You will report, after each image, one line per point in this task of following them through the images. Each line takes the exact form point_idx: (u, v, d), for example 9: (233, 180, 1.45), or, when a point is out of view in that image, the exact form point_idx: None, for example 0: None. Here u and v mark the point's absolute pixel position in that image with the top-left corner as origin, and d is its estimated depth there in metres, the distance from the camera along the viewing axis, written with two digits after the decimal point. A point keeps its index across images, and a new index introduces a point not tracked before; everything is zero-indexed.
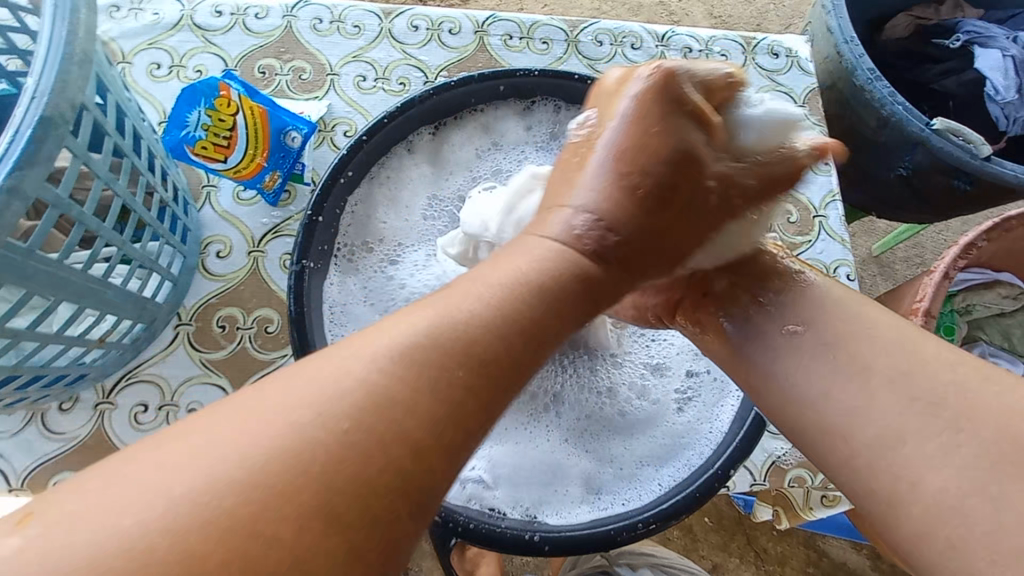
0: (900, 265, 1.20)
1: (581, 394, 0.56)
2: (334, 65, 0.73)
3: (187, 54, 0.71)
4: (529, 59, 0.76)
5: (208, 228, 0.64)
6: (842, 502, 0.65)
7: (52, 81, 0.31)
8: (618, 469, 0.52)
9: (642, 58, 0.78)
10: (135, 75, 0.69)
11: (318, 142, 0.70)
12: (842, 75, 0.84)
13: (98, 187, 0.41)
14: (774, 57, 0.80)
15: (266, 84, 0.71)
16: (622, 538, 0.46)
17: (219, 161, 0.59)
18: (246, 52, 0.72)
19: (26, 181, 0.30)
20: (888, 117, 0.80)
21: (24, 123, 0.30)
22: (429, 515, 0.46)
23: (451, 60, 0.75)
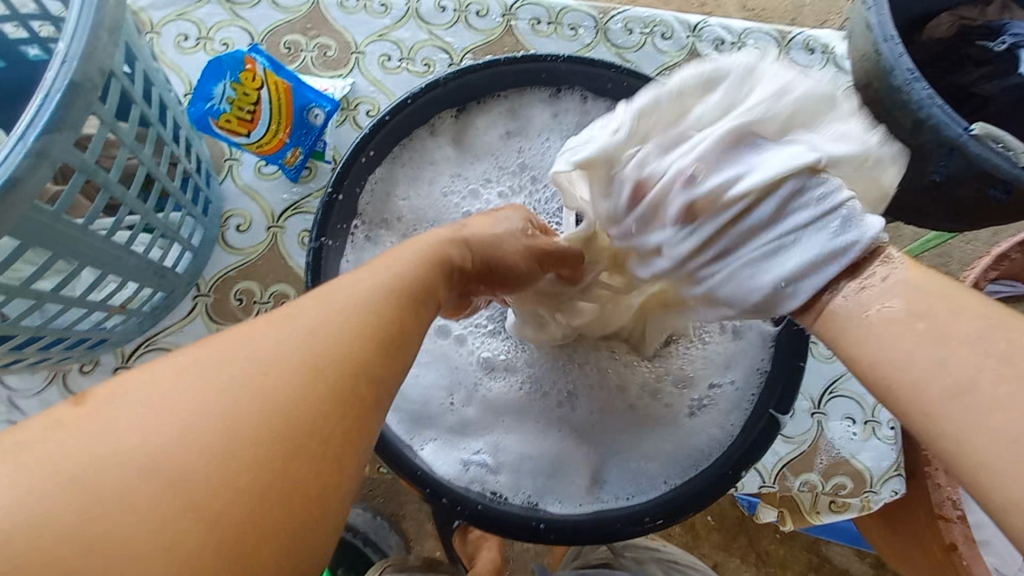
0: None
1: (590, 392, 0.54)
2: (359, 44, 0.72)
3: (215, 27, 0.71)
4: (556, 45, 0.75)
5: (229, 202, 0.65)
6: (851, 509, 0.64)
7: (82, 45, 0.31)
8: (624, 465, 0.52)
9: (671, 48, 0.76)
10: (163, 46, 0.69)
11: (341, 120, 0.69)
12: (879, 74, 0.81)
13: (123, 155, 0.42)
14: (809, 52, 0.77)
15: (291, 60, 0.71)
16: (626, 530, 0.46)
17: (242, 135, 0.60)
18: (273, 27, 0.72)
19: (54, 145, 0.30)
20: (924, 120, 0.78)
21: (53, 86, 0.30)
22: (437, 496, 0.46)
23: (477, 42, 0.74)
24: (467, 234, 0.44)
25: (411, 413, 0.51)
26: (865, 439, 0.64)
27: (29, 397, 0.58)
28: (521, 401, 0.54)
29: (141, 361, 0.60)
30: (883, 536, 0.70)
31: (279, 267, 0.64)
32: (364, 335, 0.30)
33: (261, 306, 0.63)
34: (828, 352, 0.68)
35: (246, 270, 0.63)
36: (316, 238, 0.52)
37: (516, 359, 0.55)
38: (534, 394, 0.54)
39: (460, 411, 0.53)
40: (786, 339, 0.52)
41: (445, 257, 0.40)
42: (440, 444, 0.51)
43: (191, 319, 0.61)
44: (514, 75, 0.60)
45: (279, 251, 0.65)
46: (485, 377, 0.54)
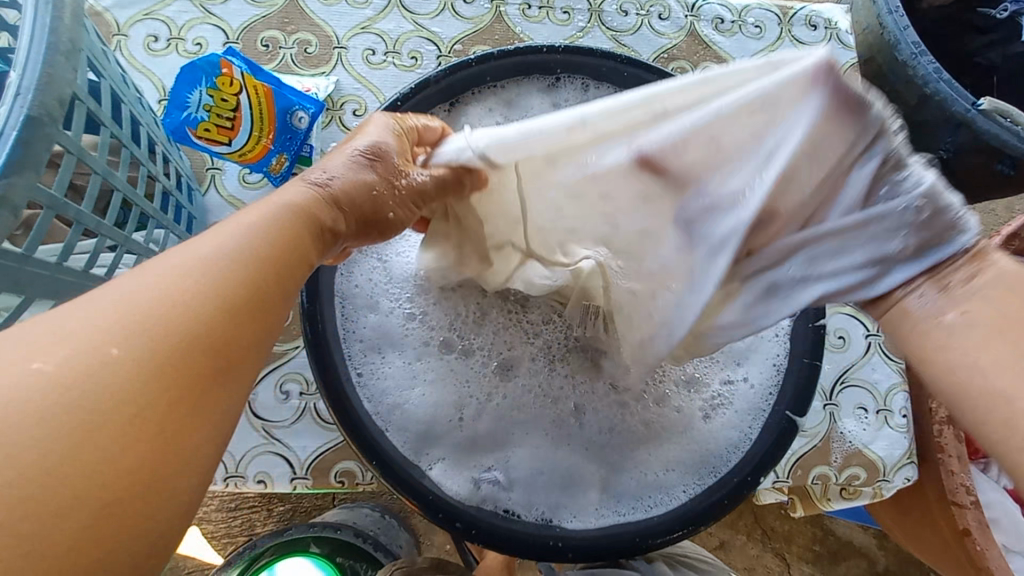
0: None
1: (602, 401, 0.53)
2: (341, 38, 0.68)
3: (186, 25, 0.66)
4: (549, 30, 0.71)
5: (214, 214, 0.62)
6: (862, 496, 0.64)
7: (37, 74, 0.28)
8: (642, 476, 0.50)
9: (669, 29, 0.72)
10: (132, 49, 0.65)
11: (327, 121, 0.66)
12: (882, 48, 0.78)
13: (95, 181, 0.38)
14: (812, 28, 0.74)
15: (270, 58, 0.67)
16: (647, 545, 0.46)
17: (223, 144, 0.56)
18: (248, 23, 0.67)
19: (15, 188, 0.27)
20: (930, 95, 0.75)
21: (8, 123, 0.27)
22: (449, 521, 0.45)
23: (465, 31, 0.70)
24: (335, 188, 0.37)
25: (417, 433, 0.49)
26: (878, 428, 0.64)
27: None
28: (532, 407, 0.52)
29: None
30: (891, 517, 0.70)
31: None
32: (254, 246, 0.30)
33: None
34: (839, 342, 0.66)
35: None
36: None
37: (520, 363, 0.53)
38: (540, 400, 0.52)
39: (467, 424, 0.51)
40: (803, 335, 0.51)
41: (312, 202, 0.35)
42: (449, 462, 0.49)
43: None
44: (506, 68, 0.56)
45: None
46: (486, 384, 0.52)
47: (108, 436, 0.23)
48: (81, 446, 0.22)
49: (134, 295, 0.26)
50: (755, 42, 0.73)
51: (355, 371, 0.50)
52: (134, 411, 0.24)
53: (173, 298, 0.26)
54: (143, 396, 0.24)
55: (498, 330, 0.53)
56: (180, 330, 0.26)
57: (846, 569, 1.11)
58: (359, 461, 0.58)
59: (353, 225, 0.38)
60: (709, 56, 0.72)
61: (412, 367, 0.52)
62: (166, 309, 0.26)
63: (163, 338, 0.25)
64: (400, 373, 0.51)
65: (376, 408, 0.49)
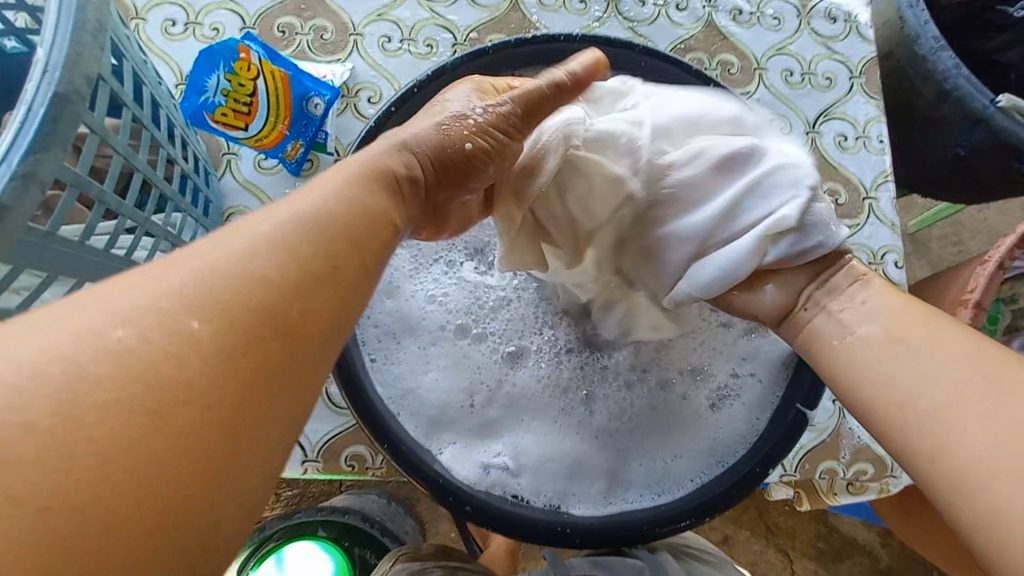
0: (935, 244, 1.16)
1: (609, 391, 0.53)
2: (357, 25, 0.68)
3: (203, 10, 0.67)
4: (565, 20, 0.71)
5: (229, 199, 0.62)
6: (869, 492, 0.64)
7: (65, 53, 0.28)
8: (649, 466, 0.50)
9: (687, 20, 0.72)
10: (150, 33, 0.65)
11: (342, 108, 0.66)
12: (902, 43, 0.77)
13: (117, 162, 0.39)
14: (831, 22, 0.73)
15: (286, 44, 0.67)
16: (654, 533, 0.46)
17: (239, 129, 0.57)
18: (264, 9, 0.68)
19: (43, 165, 0.28)
20: (948, 91, 0.74)
21: (37, 101, 0.27)
22: (460, 505, 0.45)
23: (481, 19, 0.70)
24: (413, 140, 0.39)
25: (429, 418, 0.50)
26: None
27: None
28: (543, 396, 0.53)
29: None
30: (899, 516, 0.70)
31: None
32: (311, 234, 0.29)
33: None
34: None
35: None
36: None
37: (533, 352, 0.54)
38: (551, 389, 0.53)
39: (479, 410, 0.52)
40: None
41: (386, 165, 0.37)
42: (459, 448, 0.49)
43: None
44: (522, 57, 0.56)
45: None
46: (498, 373, 0.53)
47: (163, 447, 0.22)
48: (130, 463, 0.21)
49: (190, 290, 0.25)
50: (774, 35, 0.72)
51: (369, 354, 0.50)
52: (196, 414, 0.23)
53: (242, 284, 0.26)
54: (215, 387, 0.24)
55: (510, 320, 0.54)
56: (247, 312, 0.26)
57: (848, 566, 1.12)
58: (370, 445, 0.59)
59: (432, 168, 0.39)
60: (725, 48, 0.71)
61: (425, 353, 0.52)
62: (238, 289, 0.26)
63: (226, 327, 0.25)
64: (413, 357, 0.52)
65: (388, 391, 0.49)
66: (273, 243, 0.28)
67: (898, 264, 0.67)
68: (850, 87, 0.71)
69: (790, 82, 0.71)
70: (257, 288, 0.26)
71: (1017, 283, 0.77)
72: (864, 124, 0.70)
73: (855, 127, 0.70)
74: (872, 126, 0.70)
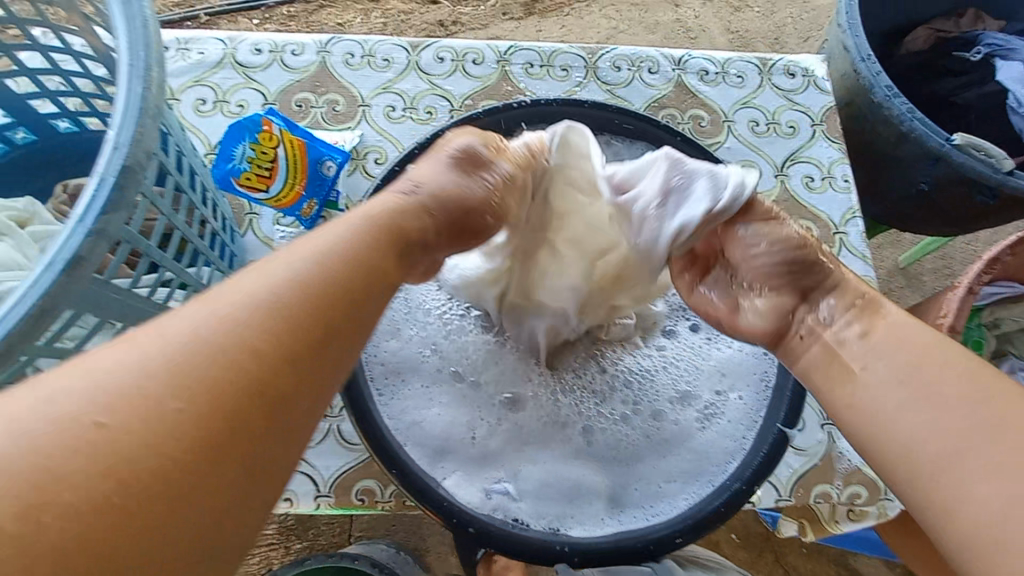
0: (926, 277, 1.20)
1: (603, 418, 0.57)
2: (365, 97, 0.77)
3: (231, 90, 0.76)
4: (551, 86, 0.79)
5: (251, 253, 0.69)
6: (868, 517, 0.65)
7: (131, 132, 0.35)
8: (645, 488, 0.53)
9: (659, 81, 0.80)
10: (183, 111, 0.74)
11: (352, 170, 0.74)
12: (860, 92, 0.85)
13: (162, 222, 0.45)
14: (790, 77, 0.81)
15: (302, 116, 0.75)
16: (650, 551, 0.47)
17: (261, 191, 0.64)
18: (284, 86, 0.77)
19: (111, 223, 0.33)
20: (906, 133, 0.81)
21: (108, 171, 0.34)
22: (463, 526, 0.47)
23: (475, 88, 0.78)
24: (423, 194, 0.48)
25: (433, 448, 0.53)
26: None
27: None
28: (543, 428, 0.56)
29: None
30: (906, 545, 0.70)
31: None
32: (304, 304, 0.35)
33: None
34: None
35: None
36: None
37: (530, 390, 0.58)
38: (547, 422, 0.56)
39: (482, 437, 0.55)
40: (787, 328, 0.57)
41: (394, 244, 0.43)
42: (462, 475, 0.52)
43: None
44: (506, 121, 0.63)
45: None
46: (500, 407, 0.57)
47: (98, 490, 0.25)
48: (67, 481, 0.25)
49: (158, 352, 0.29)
50: (739, 90, 0.80)
51: (377, 391, 0.54)
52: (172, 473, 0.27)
53: (234, 349, 0.31)
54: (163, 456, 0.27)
55: (506, 366, 0.59)
56: (261, 395, 0.31)
57: None
58: (379, 479, 0.62)
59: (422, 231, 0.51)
60: (696, 104, 0.79)
61: (429, 388, 0.56)
62: (230, 342, 0.31)
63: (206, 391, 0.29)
64: (418, 394, 0.56)
65: (395, 423, 0.53)
66: (209, 325, 0.31)
67: None
68: (813, 133, 0.78)
69: (757, 131, 0.78)
70: (212, 359, 0.30)
71: (996, 308, 0.80)
72: (829, 165, 0.77)
73: (820, 169, 0.77)
74: (836, 167, 0.77)
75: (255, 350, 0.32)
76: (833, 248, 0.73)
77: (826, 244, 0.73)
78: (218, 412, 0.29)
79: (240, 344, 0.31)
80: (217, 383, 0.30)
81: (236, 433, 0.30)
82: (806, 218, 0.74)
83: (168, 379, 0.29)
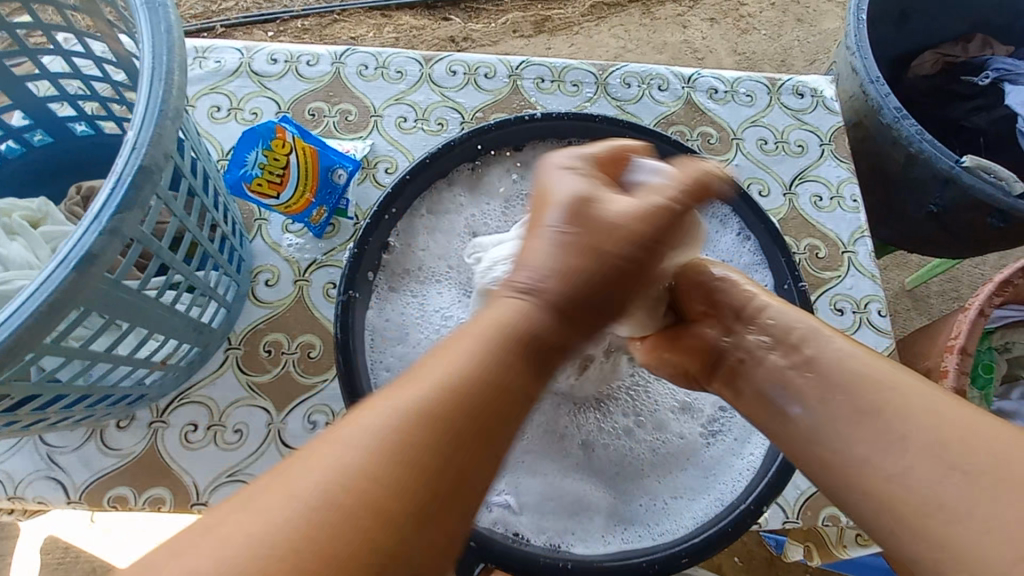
0: (933, 299, 1.20)
1: (607, 433, 0.56)
2: (377, 107, 0.78)
3: (245, 97, 0.77)
4: (561, 100, 0.80)
5: (259, 258, 0.69)
6: (877, 542, 0.64)
7: (150, 134, 0.35)
8: (650, 505, 0.52)
9: (668, 99, 0.81)
10: (198, 117, 0.75)
11: (362, 178, 0.74)
12: (868, 113, 0.85)
13: (173, 224, 0.45)
14: (799, 97, 0.82)
15: (315, 125, 0.76)
16: (654, 571, 0.46)
17: (272, 197, 0.64)
18: (298, 96, 0.78)
19: (126, 223, 0.33)
20: (915, 155, 0.81)
21: (125, 171, 0.34)
22: (465, 540, 0.46)
23: (486, 101, 0.79)
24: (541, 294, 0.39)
25: None
26: None
27: (68, 453, 0.59)
28: (548, 443, 0.55)
29: (175, 414, 0.62)
30: None
31: (305, 318, 0.67)
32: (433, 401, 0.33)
33: (289, 356, 0.65)
34: None
35: (274, 322, 0.66)
36: (344, 291, 0.53)
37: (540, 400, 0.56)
38: (552, 434, 0.55)
39: None
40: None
41: (503, 326, 0.37)
42: None
43: (222, 372, 0.64)
44: (521, 132, 0.64)
45: (304, 303, 0.68)
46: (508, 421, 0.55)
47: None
48: None
49: (324, 469, 0.29)
50: (748, 109, 0.81)
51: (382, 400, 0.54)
52: (292, 555, 0.26)
53: (381, 465, 0.30)
54: (310, 544, 0.27)
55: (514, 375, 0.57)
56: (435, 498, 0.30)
57: None
58: None
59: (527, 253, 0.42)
60: (705, 122, 0.80)
61: None
62: (410, 452, 0.31)
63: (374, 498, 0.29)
64: None
65: None
66: (358, 443, 0.30)
67: (882, 312, 0.71)
68: (821, 152, 0.78)
69: (765, 150, 0.78)
70: (386, 471, 0.30)
71: (1006, 331, 0.79)
72: (837, 184, 0.77)
73: (829, 188, 0.77)
74: (845, 186, 0.77)
75: (380, 470, 0.30)
76: (841, 267, 0.73)
77: (834, 263, 0.73)
78: (383, 534, 0.28)
79: (360, 477, 0.29)
80: (381, 500, 0.29)
81: (401, 561, 0.28)
82: (814, 236, 0.74)
83: (340, 486, 0.29)
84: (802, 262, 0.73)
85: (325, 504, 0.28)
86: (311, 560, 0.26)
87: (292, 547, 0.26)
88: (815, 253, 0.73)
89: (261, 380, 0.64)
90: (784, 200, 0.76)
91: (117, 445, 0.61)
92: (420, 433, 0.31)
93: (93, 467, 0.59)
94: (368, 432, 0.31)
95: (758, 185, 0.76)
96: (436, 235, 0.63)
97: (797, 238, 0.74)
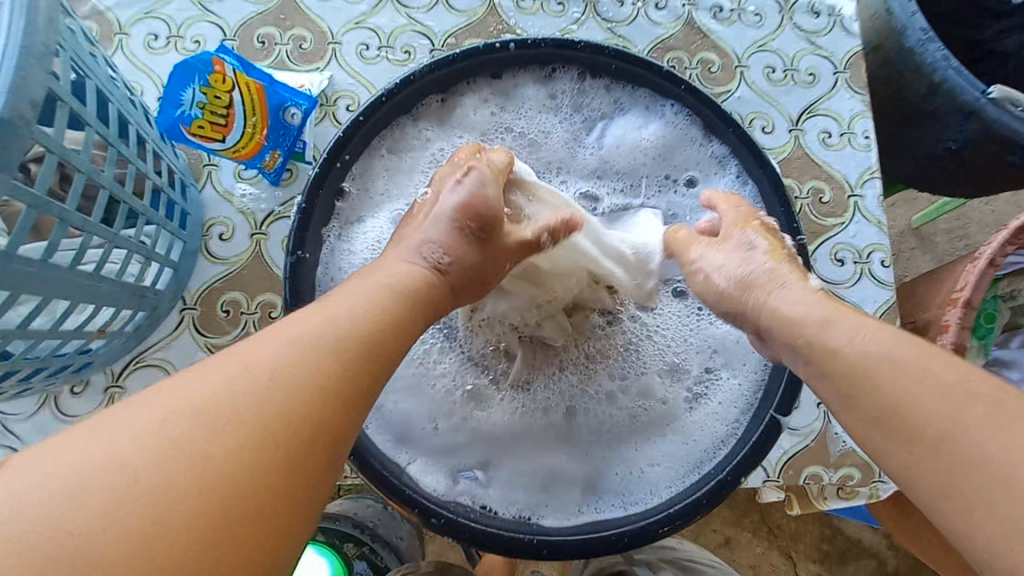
0: (939, 238, 1.14)
1: (585, 400, 0.53)
2: (335, 33, 0.69)
3: (184, 23, 0.67)
4: (544, 22, 0.70)
5: (211, 210, 0.63)
6: (859, 497, 0.63)
7: (10, 76, 0.29)
8: (626, 473, 0.50)
9: (667, 19, 0.71)
10: (132, 47, 0.66)
11: (320, 117, 0.67)
12: (890, 35, 0.75)
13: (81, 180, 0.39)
14: (815, 16, 0.72)
15: (265, 55, 0.67)
16: (623, 544, 0.44)
17: (217, 141, 0.57)
18: (244, 20, 0.68)
19: None
20: (937, 84, 0.73)
21: None
22: (426, 516, 0.44)
23: (459, 24, 0.70)
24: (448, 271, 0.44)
25: (397, 432, 0.50)
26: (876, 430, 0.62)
27: (23, 420, 0.57)
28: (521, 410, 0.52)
29: (132, 378, 0.59)
30: (894, 521, 0.68)
31: (265, 276, 0.62)
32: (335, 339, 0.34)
33: (250, 317, 0.61)
34: None
35: (232, 280, 0.62)
36: (293, 251, 0.48)
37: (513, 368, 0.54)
38: (530, 408, 0.52)
39: (462, 419, 0.51)
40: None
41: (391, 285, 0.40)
42: (424, 462, 0.49)
43: (179, 334, 0.60)
44: (498, 59, 0.55)
45: (263, 259, 0.63)
46: (483, 391, 0.53)
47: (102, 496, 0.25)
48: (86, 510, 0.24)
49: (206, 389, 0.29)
50: (756, 31, 0.71)
51: None
52: (159, 469, 0.26)
53: (274, 389, 0.30)
54: (179, 462, 0.27)
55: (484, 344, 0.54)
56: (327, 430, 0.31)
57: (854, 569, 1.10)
58: None
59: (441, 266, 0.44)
60: (707, 46, 0.71)
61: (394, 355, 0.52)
62: (312, 378, 0.32)
63: (258, 419, 0.29)
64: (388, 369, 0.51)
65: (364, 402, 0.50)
66: (247, 368, 0.31)
67: (886, 263, 0.66)
68: (835, 81, 0.70)
69: (772, 79, 0.70)
70: (272, 392, 0.30)
71: (1015, 279, 0.75)
72: (849, 119, 0.69)
73: (840, 123, 0.69)
74: (858, 122, 0.69)
75: (276, 392, 0.30)
76: (846, 214, 0.67)
77: (839, 209, 0.67)
78: (266, 453, 0.29)
79: (247, 400, 0.29)
80: (271, 420, 0.29)
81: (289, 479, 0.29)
82: (819, 178, 0.68)
83: (222, 409, 0.29)
84: (804, 207, 0.67)
85: (213, 425, 0.28)
86: (192, 477, 0.26)
87: (151, 464, 0.26)
88: (819, 198, 0.67)
89: (221, 342, 0.60)
90: (789, 137, 0.69)
91: (75, 411, 0.58)
92: (324, 362, 0.33)
93: (52, 433, 0.57)
94: (260, 360, 0.31)
95: (761, 121, 0.69)
96: (396, 181, 0.56)
97: (800, 180, 0.68)
